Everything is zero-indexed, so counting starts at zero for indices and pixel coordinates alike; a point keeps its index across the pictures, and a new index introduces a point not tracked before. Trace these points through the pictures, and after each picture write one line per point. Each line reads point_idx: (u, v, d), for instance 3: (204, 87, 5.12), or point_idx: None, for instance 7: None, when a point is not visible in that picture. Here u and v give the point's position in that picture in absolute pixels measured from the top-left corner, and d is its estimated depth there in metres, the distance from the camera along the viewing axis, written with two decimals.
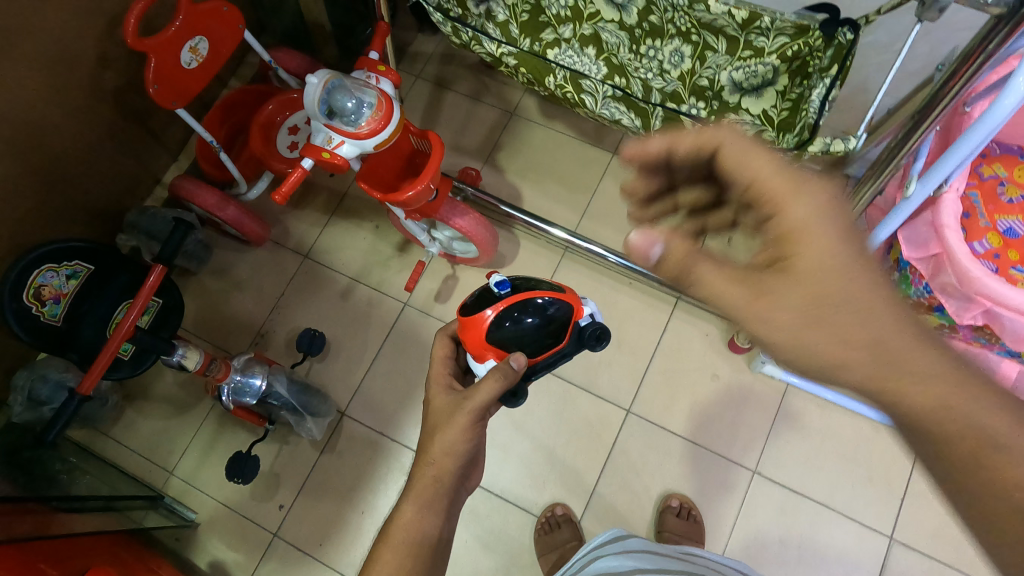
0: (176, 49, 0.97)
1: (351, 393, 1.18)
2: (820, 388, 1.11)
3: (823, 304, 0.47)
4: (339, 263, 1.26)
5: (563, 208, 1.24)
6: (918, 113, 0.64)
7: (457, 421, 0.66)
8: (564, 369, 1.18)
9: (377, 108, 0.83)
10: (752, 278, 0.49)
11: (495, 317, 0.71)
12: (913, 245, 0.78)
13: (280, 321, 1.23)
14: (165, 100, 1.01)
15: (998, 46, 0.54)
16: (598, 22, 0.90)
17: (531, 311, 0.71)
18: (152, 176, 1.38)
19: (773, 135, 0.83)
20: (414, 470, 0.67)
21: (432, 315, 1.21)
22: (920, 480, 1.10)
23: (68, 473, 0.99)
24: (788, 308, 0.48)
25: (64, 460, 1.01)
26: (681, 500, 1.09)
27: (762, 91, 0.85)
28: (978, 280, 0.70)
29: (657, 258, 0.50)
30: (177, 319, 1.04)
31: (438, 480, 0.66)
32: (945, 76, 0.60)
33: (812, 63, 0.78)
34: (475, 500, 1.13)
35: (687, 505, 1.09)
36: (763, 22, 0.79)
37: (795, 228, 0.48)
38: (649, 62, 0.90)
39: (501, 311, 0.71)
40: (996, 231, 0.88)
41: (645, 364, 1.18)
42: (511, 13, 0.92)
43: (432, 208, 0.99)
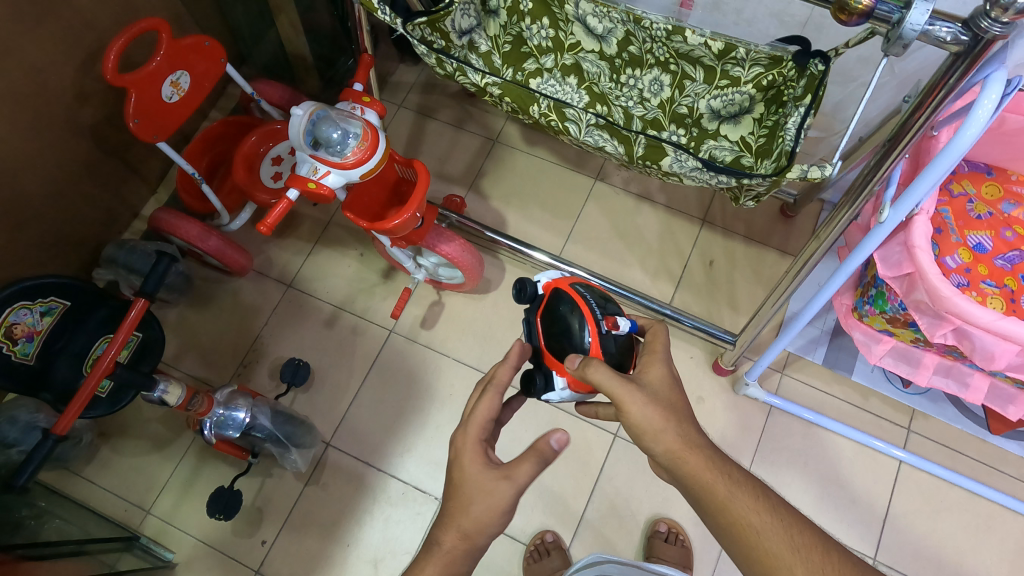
0: (157, 83, 0.97)
1: (337, 423, 1.16)
2: (801, 410, 1.13)
3: (674, 408, 0.63)
4: (323, 291, 1.25)
5: (547, 232, 1.25)
6: (889, 141, 0.67)
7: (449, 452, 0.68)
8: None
9: (362, 140, 0.83)
10: (641, 401, 0.63)
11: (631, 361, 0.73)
12: (887, 265, 0.79)
13: (264, 350, 1.22)
14: (145, 133, 1.00)
15: (958, 81, 0.58)
16: (579, 52, 0.93)
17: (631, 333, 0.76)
18: (131, 210, 1.37)
19: (751, 161, 0.85)
20: (441, 537, 0.64)
21: (418, 341, 1.20)
22: (901, 500, 1.12)
23: (36, 518, 0.97)
24: (650, 405, 0.63)
25: (32, 503, 0.98)
26: (670, 524, 1.09)
27: (739, 119, 0.88)
28: (949, 300, 0.71)
29: (578, 364, 0.66)
30: (158, 351, 1.01)
31: None
32: (911, 107, 0.63)
33: (787, 91, 0.81)
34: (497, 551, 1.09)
35: (675, 530, 1.08)
36: (738, 53, 0.82)
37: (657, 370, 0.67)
38: (630, 90, 0.92)
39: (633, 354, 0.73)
40: (966, 246, 0.92)
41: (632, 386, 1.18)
42: (494, 44, 0.95)
43: (419, 235, 0.99)
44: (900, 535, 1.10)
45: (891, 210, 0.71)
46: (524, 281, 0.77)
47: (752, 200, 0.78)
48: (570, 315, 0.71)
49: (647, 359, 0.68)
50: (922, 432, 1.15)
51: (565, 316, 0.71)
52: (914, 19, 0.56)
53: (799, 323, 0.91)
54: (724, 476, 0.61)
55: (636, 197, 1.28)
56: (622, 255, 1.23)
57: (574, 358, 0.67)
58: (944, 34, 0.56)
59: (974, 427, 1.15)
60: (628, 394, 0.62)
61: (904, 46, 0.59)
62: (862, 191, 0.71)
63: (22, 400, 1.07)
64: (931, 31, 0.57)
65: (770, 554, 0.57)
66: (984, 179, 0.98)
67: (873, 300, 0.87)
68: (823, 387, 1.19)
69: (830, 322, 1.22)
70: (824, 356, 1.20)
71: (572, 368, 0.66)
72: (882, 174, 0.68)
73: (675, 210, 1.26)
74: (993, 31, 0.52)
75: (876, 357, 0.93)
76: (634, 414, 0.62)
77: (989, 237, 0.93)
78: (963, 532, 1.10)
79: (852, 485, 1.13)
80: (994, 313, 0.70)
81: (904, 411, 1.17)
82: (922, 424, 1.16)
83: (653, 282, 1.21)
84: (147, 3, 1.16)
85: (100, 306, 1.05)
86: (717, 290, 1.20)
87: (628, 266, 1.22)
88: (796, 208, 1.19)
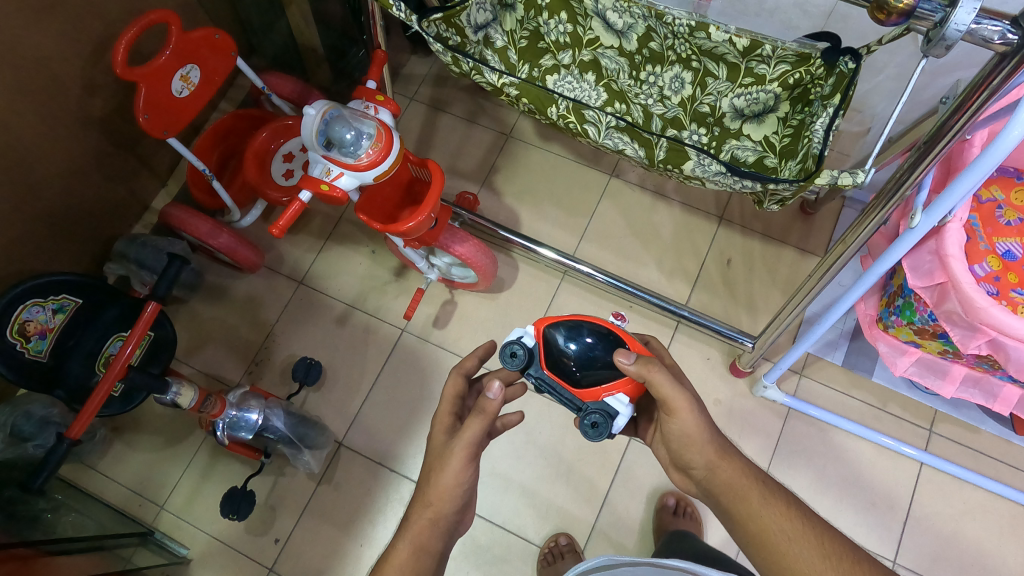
0: (165, 77, 0.95)
1: (349, 422, 1.15)
2: (808, 406, 1.11)
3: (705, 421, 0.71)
4: (334, 289, 1.24)
5: (561, 230, 1.23)
6: (923, 144, 0.64)
7: (461, 453, 0.70)
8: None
9: (375, 142, 0.81)
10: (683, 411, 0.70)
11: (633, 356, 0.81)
12: (918, 275, 0.76)
13: (276, 348, 1.21)
14: (155, 129, 0.98)
15: (1001, 84, 0.55)
16: (597, 48, 0.90)
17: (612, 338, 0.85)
18: (141, 204, 1.36)
19: (775, 162, 0.83)
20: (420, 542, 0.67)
21: (430, 340, 1.19)
22: (922, 503, 1.10)
23: (52, 512, 0.98)
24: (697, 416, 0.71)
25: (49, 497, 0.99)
26: (677, 498, 1.09)
27: (763, 118, 0.85)
28: (984, 310, 0.69)
29: (633, 359, 0.70)
30: (170, 347, 1.01)
31: (437, 513, 0.70)
32: (950, 109, 0.60)
33: (814, 89, 0.78)
34: (509, 551, 1.09)
35: (682, 502, 1.08)
36: (764, 50, 0.79)
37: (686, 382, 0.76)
38: (649, 88, 0.89)
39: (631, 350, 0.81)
40: (994, 253, 0.90)
41: None
42: (510, 39, 0.93)
43: (433, 236, 0.97)
44: (921, 539, 1.08)
45: (923, 215, 0.70)
46: (512, 344, 0.73)
47: (777, 205, 0.75)
48: (580, 343, 0.76)
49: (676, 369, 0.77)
50: (944, 434, 1.13)
51: (576, 354, 0.76)
52: (959, 19, 0.53)
53: (822, 328, 0.89)
54: (759, 483, 0.70)
55: (652, 194, 1.25)
56: (637, 253, 1.21)
57: (626, 357, 0.71)
58: (989, 33, 0.53)
59: (999, 428, 1.12)
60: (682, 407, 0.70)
61: (946, 47, 0.56)
62: (893, 198, 0.69)
63: (35, 395, 1.08)
64: (976, 30, 0.54)
65: (798, 559, 0.64)
66: (1013, 184, 0.94)
67: (900, 310, 0.83)
68: (843, 390, 1.16)
69: (850, 324, 1.19)
70: (843, 358, 1.18)
71: (630, 363, 0.70)
72: (913, 180, 0.66)
73: (692, 208, 1.24)
74: None
75: (902, 369, 0.89)
76: (690, 425, 0.70)
77: (1019, 245, 0.90)
78: (985, 536, 1.08)
79: (872, 488, 1.11)
80: None
81: (926, 413, 1.15)
82: (944, 427, 1.14)
83: (669, 282, 1.19)
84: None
85: (114, 303, 1.04)
86: (735, 291, 1.18)
87: (643, 265, 1.20)
88: (817, 206, 1.17)
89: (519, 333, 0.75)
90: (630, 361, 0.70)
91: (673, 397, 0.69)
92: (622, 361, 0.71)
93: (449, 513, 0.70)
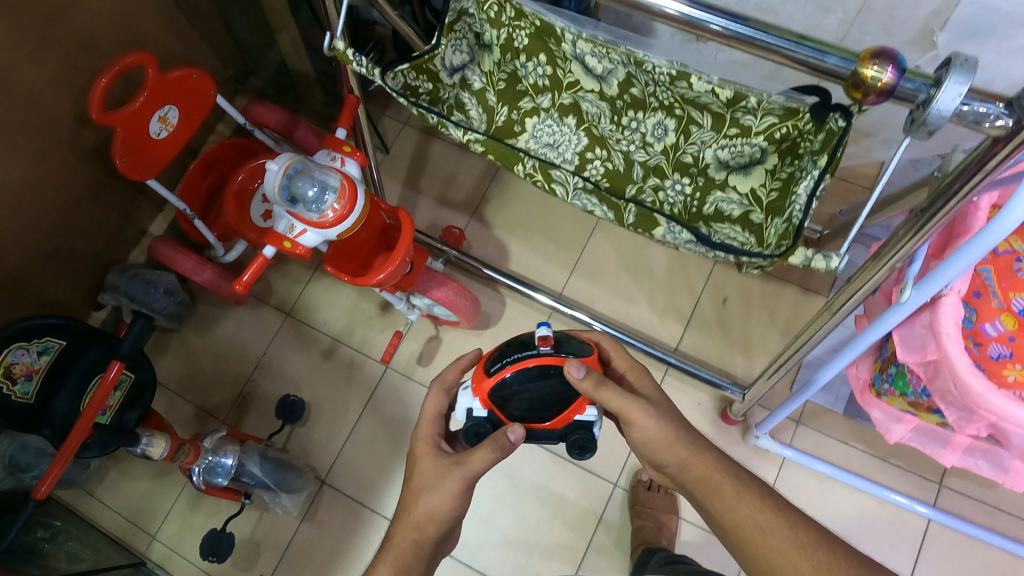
0: (143, 120, 0.94)
1: (332, 460, 1.15)
2: (814, 461, 1.04)
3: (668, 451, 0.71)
4: (319, 322, 1.23)
5: (551, 265, 1.19)
6: (920, 215, 0.59)
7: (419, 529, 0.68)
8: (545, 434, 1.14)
9: (339, 197, 0.79)
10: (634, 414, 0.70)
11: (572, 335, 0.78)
12: (907, 350, 0.70)
13: (262, 380, 1.22)
14: (133, 171, 0.97)
15: (997, 165, 0.49)
16: (578, 91, 0.85)
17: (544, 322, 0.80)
18: (138, 229, 1.37)
19: (761, 218, 0.78)
20: None
21: (413, 378, 1.17)
22: (928, 562, 1.04)
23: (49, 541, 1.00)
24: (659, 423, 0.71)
25: (47, 525, 1.03)
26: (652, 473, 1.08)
27: (749, 169, 0.79)
28: (982, 396, 0.63)
29: (584, 371, 0.69)
30: (152, 386, 1.04)
31: (417, 543, 0.71)
32: (938, 187, 0.56)
33: (803, 144, 0.73)
34: None
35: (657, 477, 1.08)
36: (748, 103, 0.73)
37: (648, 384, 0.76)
38: (631, 134, 0.84)
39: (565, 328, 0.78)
40: (1010, 311, 0.81)
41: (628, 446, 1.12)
42: (488, 80, 0.88)
43: (408, 281, 0.95)
44: None
45: (913, 290, 0.64)
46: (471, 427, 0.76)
47: (756, 270, 0.68)
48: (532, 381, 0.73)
49: (635, 375, 0.77)
50: (955, 488, 1.07)
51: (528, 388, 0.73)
52: (943, 103, 0.47)
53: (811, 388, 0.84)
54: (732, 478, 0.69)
55: None
56: (630, 291, 1.16)
57: (577, 372, 0.69)
58: (980, 114, 0.48)
59: None
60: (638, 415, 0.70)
61: (929, 131, 0.50)
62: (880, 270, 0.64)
63: None
64: (966, 110, 0.49)
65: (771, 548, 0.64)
66: None
67: (892, 379, 0.76)
68: (843, 439, 1.10)
69: None
70: (845, 406, 1.11)
71: (582, 377, 0.68)
72: (908, 249, 0.61)
73: None
74: None
75: (895, 437, 0.81)
76: (650, 428, 0.71)
77: None
78: None
79: (873, 544, 1.06)
80: None
81: (936, 466, 1.08)
82: (956, 480, 1.07)
83: (662, 321, 1.14)
84: (147, 22, 1.15)
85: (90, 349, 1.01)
86: (730, 332, 1.12)
87: (635, 303, 1.15)
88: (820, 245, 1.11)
89: (468, 409, 0.75)
90: (580, 372, 0.69)
91: (626, 408, 0.70)
92: (570, 372, 0.69)
93: (434, 538, 0.71)
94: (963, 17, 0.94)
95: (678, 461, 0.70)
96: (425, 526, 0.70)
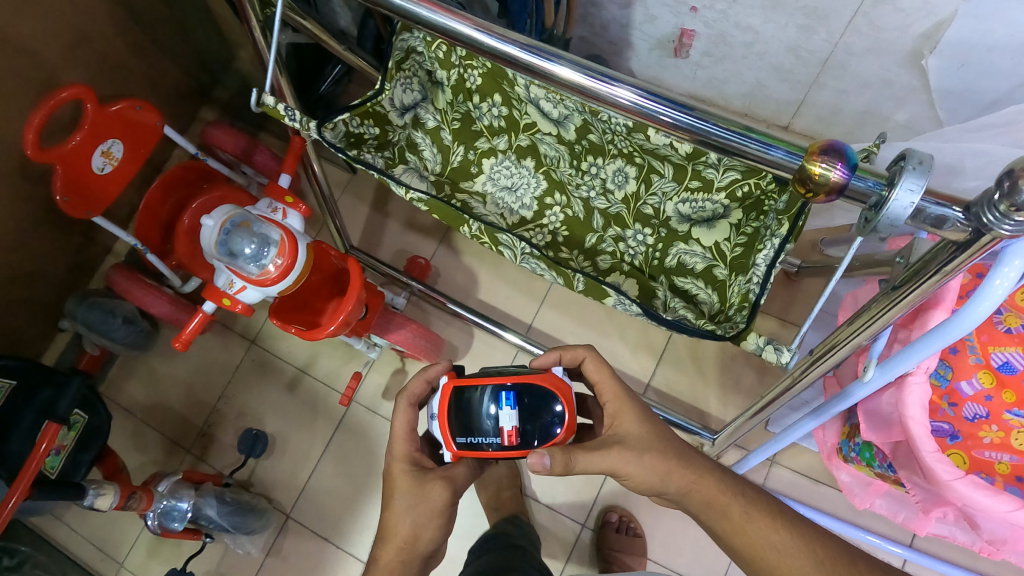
0: (85, 158, 0.90)
1: (297, 494, 1.16)
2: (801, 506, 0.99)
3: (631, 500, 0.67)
4: (286, 353, 1.24)
5: (521, 294, 1.15)
6: (893, 290, 0.54)
7: None
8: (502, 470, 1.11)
9: (279, 252, 0.74)
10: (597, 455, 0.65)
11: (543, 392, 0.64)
12: (874, 428, 0.67)
13: (227, 409, 1.23)
14: (78, 210, 0.94)
15: (955, 267, 0.47)
16: (535, 133, 0.80)
17: (511, 386, 0.64)
18: (103, 249, 1.33)
19: (725, 273, 0.73)
20: None
21: (378, 412, 1.18)
22: None
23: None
24: (626, 468, 0.65)
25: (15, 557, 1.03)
26: (621, 515, 1.07)
27: (713, 222, 0.75)
28: (948, 483, 0.61)
29: (552, 463, 0.61)
30: (106, 424, 1.02)
31: None
32: (906, 275, 0.52)
33: (766, 202, 0.69)
34: None
35: (626, 520, 1.06)
36: (708, 159, 0.69)
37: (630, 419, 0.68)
38: (591, 179, 0.79)
39: (532, 390, 0.64)
40: (989, 366, 0.81)
41: (599, 485, 1.10)
42: (442, 118, 0.83)
43: (364, 325, 0.92)
44: None
45: (876, 370, 0.60)
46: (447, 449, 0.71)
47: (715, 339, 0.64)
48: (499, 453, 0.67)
49: (618, 407, 0.69)
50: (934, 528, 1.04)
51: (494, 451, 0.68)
52: (895, 209, 0.43)
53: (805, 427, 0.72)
54: (742, 496, 0.63)
55: None
56: (602, 323, 1.12)
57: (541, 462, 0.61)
58: (932, 217, 0.45)
59: None
60: (606, 457, 0.65)
61: (882, 236, 0.46)
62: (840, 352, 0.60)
63: None
64: (924, 211, 0.45)
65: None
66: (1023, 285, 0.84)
67: (859, 449, 0.73)
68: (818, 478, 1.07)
69: None
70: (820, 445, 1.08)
71: (547, 470, 0.61)
72: (872, 328, 0.57)
73: None
74: (1001, 230, 0.41)
75: (865, 502, 0.80)
76: (635, 475, 0.65)
77: (1020, 355, 0.81)
78: None
79: None
80: (1009, 504, 0.60)
81: None
82: None
83: (634, 355, 1.10)
84: (107, 44, 1.08)
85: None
86: (705, 369, 1.08)
87: (607, 336, 1.12)
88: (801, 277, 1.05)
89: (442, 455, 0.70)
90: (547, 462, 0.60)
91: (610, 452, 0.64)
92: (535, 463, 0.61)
93: None
94: (954, 40, 0.87)
95: (679, 489, 0.64)
96: (393, 548, 0.65)
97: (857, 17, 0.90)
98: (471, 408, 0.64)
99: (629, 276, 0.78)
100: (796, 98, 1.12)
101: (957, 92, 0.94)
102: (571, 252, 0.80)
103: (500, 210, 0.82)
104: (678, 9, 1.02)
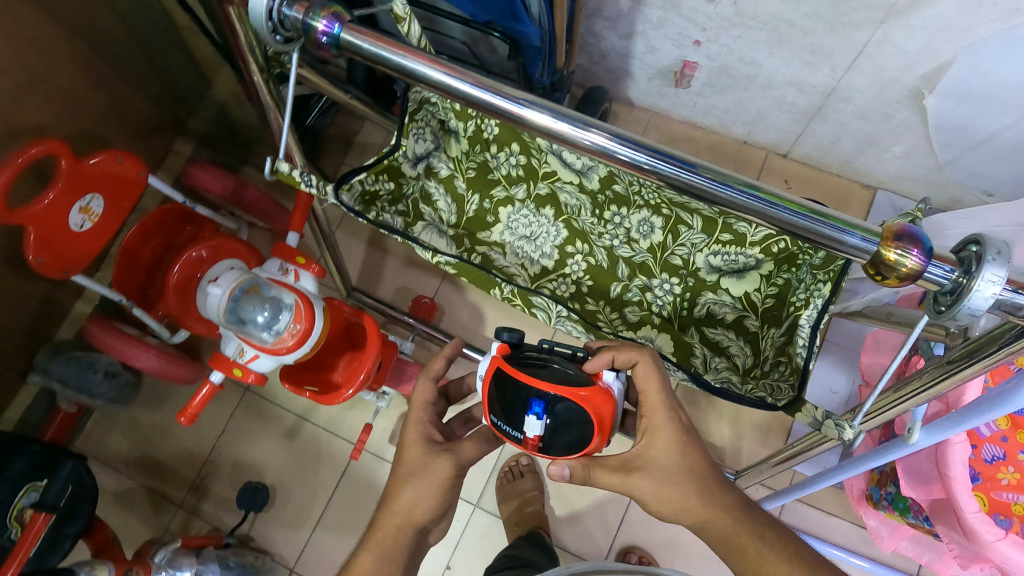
0: (61, 215, 0.83)
1: (301, 548, 1.11)
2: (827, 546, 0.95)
3: None
4: (283, 398, 1.18)
5: (529, 330, 1.13)
6: (947, 362, 0.52)
7: None
8: (486, 501, 1.10)
9: (295, 317, 0.70)
10: None
11: (584, 405, 0.56)
12: (914, 484, 0.68)
13: (221, 460, 1.16)
14: (53, 270, 0.87)
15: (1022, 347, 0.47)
16: (555, 182, 0.78)
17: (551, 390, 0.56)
18: None
19: (756, 324, 0.73)
20: None
21: (385, 459, 1.14)
22: None
23: None
24: None
25: None
26: (639, 555, 1.06)
27: (743, 273, 0.73)
28: (990, 544, 0.64)
29: (569, 476, 0.58)
30: (91, 492, 0.95)
31: None
32: (960, 350, 0.51)
33: (801, 257, 0.68)
34: None
35: (645, 560, 1.05)
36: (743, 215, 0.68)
37: (665, 439, 0.59)
38: (615, 228, 0.77)
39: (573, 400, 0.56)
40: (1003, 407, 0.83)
41: (616, 523, 1.08)
42: (456, 167, 0.80)
43: (378, 377, 0.88)
44: None
45: (922, 434, 0.59)
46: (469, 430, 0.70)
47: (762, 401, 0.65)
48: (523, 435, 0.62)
49: (654, 424, 0.60)
50: None
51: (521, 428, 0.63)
52: (975, 303, 0.43)
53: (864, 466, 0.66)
54: None
55: None
56: None
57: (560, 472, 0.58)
58: (1010, 303, 0.43)
59: None
60: None
61: (958, 325, 0.45)
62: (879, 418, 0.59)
63: None
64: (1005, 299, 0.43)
65: None
66: None
67: (892, 499, 0.75)
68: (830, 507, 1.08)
69: None
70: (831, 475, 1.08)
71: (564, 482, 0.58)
72: (917, 397, 0.56)
73: None
74: None
75: (889, 545, 0.82)
76: None
77: None
78: None
79: None
80: None
81: None
82: None
83: None
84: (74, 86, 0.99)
85: (16, 454, 0.86)
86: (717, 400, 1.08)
87: None
88: None
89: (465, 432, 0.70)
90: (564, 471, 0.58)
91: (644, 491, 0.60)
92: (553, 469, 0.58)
93: None
94: (954, 82, 0.88)
95: None
96: None
97: (859, 57, 0.90)
98: (503, 395, 0.58)
99: (660, 330, 0.75)
100: (795, 127, 1.12)
101: (954, 126, 0.96)
102: (597, 303, 0.78)
103: (520, 260, 0.80)
104: (681, 42, 1.01)
